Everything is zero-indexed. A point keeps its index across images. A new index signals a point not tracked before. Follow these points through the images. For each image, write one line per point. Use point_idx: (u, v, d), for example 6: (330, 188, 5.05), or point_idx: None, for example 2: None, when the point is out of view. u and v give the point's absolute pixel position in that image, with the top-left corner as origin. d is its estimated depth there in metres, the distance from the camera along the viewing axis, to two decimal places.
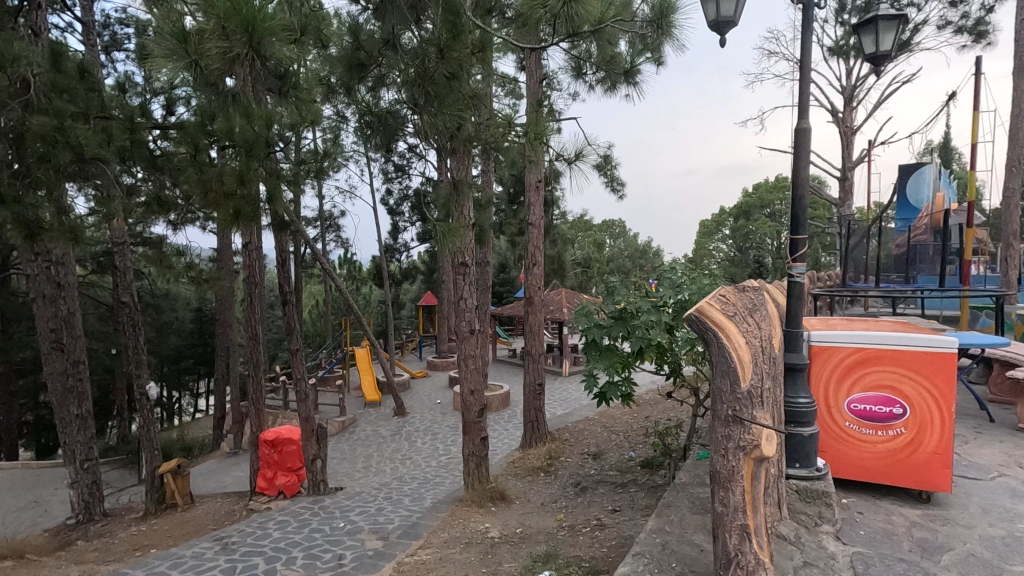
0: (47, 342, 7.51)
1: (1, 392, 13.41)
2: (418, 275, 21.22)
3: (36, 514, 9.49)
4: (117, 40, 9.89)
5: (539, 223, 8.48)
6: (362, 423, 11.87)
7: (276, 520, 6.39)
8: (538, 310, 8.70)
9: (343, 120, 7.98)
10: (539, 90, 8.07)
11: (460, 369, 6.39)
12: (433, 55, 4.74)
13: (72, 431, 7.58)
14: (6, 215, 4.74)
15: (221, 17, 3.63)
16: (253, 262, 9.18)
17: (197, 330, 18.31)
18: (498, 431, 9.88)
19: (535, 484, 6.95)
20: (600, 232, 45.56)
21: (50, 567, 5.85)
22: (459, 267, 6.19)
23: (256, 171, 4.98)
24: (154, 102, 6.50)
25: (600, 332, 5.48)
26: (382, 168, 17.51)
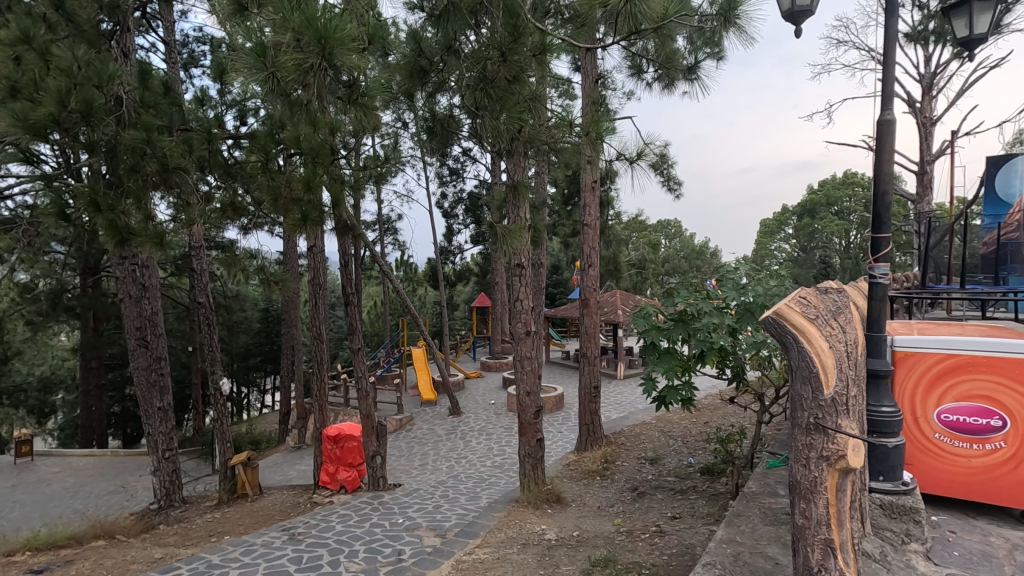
0: (132, 339, 8.04)
1: (91, 385, 14.53)
2: (472, 276, 21.46)
3: (123, 498, 10.25)
4: (194, 57, 10.58)
5: (595, 223, 8.37)
6: (419, 421, 12.10)
7: (339, 513, 6.61)
8: (593, 312, 8.57)
9: (403, 126, 8.20)
10: (594, 90, 7.99)
11: (516, 369, 6.38)
12: (495, 58, 4.82)
13: (154, 423, 8.11)
14: (101, 221, 4.98)
15: (296, 31, 3.83)
16: (317, 263, 9.56)
17: (265, 329, 19.26)
18: (554, 433, 9.83)
19: (592, 487, 6.89)
20: (654, 232, 44.59)
21: (136, 548, 6.30)
22: (516, 268, 6.20)
23: (321, 177, 5.21)
24: (227, 114, 6.88)
25: (659, 334, 5.34)
26: (437, 171, 17.85)
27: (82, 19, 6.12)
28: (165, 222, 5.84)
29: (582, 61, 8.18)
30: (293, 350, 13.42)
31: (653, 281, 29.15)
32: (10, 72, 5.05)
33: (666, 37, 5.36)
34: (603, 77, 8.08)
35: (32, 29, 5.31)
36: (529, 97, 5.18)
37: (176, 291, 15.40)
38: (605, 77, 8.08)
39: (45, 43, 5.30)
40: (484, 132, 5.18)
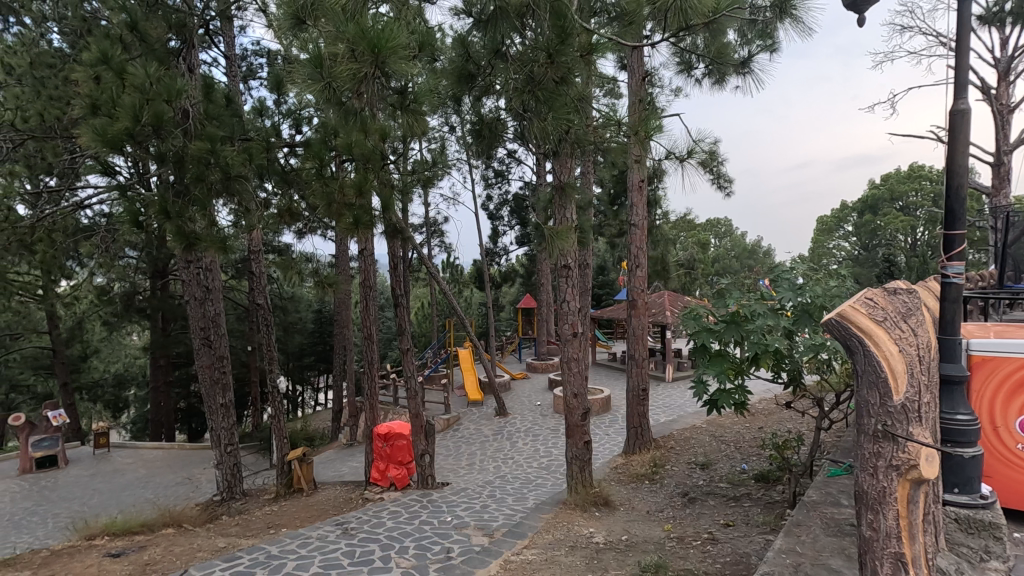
0: (197, 338, 8.49)
1: (160, 382, 15.43)
2: (517, 277, 21.55)
3: (189, 490, 10.84)
4: (253, 70, 11.09)
5: (643, 223, 8.24)
6: (466, 421, 12.25)
7: (389, 510, 6.77)
8: (642, 313, 8.42)
9: (450, 129, 8.32)
10: (641, 88, 7.87)
11: (563, 370, 6.34)
12: (542, 60, 4.84)
13: (217, 419, 8.55)
14: (171, 228, 5.30)
15: (351, 41, 3.96)
16: (368, 266, 9.82)
17: (318, 330, 19.94)
18: (601, 436, 9.74)
19: (640, 492, 6.78)
20: (702, 230, 43.47)
21: (202, 537, 6.65)
22: (562, 269, 6.17)
23: (372, 182, 5.37)
24: (283, 123, 7.17)
25: (710, 336, 5.20)
26: (483, 174, 18.04)
27: (153, 38, 6.53)
28: (228, 228, 6.15)
29: (628, 59, 8.07)
30: (344, 350, 13.84)
31: (701, 281, 28.44)
32: (92, 91, 5.45)
33: (716, 31, 5.23)
34: (650, 75, 7.95)
35: (110, 50, 5.70)
36: (577, 98, 5.17)
37: (236, 293, 16.16)
38: (652, 75, 7.95)
39: (121, 61, 5.69)
40: (532, 134, 5.22)
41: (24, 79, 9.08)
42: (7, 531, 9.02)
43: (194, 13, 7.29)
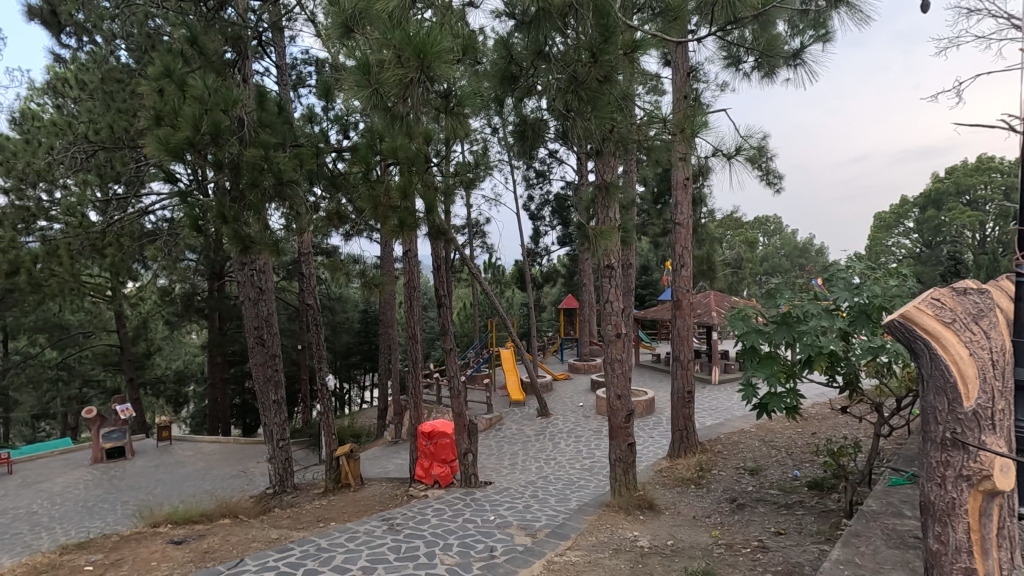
0: (252, 337, 8.86)
1: (217, 378, 16.17)
2: (559, 277, 21.45)
3: (244, 482, 11.32)
4: (302, 78, 11.49)
5: (688, 222, 8.05)
6: (508, 421, 12.30)
7: (434, 507, 6.87)
8: (687, 314, 8.21)
9: (492, 130, 8.38)
10: (686, 84, 7.70)
11: (606, 372, 6.25)
12: (586, 60, 4.82)
13: (270, 415, 8.90)
14: (227, 231, 5.57)
15: (397, 48, 4.04)
16: (412, 266, 9.99)
17: (364, 329, 20.45)
18: (645, 438, 9.60)
19: (686, 496, 6.64)
20: (750, 228, 42.11)
21: (257, 528, 6.93)
22: (605, 269, 6.11)
23: (416, 184, 5.47)
24: (331, 128, 7.39)
25: (760, 337, 5.05)
26: (524, 174, 18.06)
27: (211, 51, 6.85)
28: (280, 231, 6.40)
29: (672, 54, 7.91)
30: (389, 349, 14.14)
31: (749, 281, 27.55)
32: (157, 103, 5.78)
33: (765, 23, 5.07)
34: (695, 70, 7.75)
35: (172, 64, 6.03)
36: (621, 97, 5.11)
37: (287, 294, 16.76)
38: (697, 70, 7.75)
39: (183, 74, 6.00)
40: (575, 134, 5.20)
41: (96, 94, 9.71)
42: (82, 516, 9.65)
43: (247, 25, 7.60)
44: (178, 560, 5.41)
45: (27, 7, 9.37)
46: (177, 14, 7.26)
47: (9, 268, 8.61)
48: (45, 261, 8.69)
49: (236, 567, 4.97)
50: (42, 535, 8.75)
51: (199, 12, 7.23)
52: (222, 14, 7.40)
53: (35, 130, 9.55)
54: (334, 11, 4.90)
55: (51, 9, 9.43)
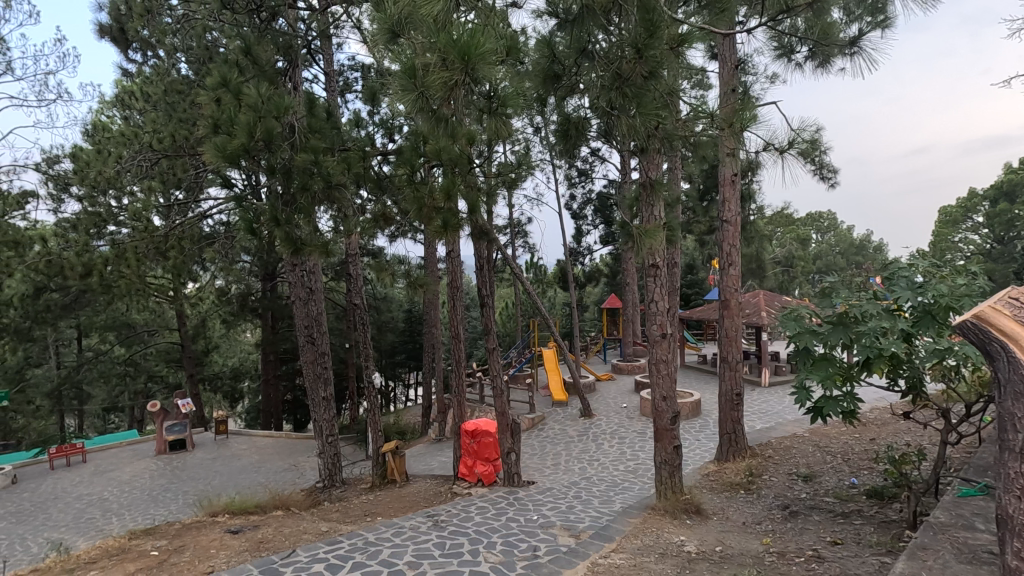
0: (302, 335, 9.18)
1: (270, 375, 16.82)
2: (602, 277, 21.23)
3: (295, 476, 11.73)
4: (348, 83, 11.82)
5: (735, 219, 7.81)
6: (551, 421, 12.28)
7: (477, 505, 6.93)
8: (735, 314, 7.98)
9: (534, 129, 8.37)
10: (733, 77, 7.47)
11: (651, 373, 6.13)
12: (630, 56, 4.74)
13: (320, 411, 9.19)
14: (280, 234, 5.80)
15: (442, 51, 4.10)
16: (455, 266, 10.10)
17: (408, 328, 20.84)
18: (691, 441, 9.39)
19: (735, 501, 6.45)
20: (802, 225, 40.49)
21: (308, 520, 7.18)
22: (650, 268, 6.00)
23: (459, 185, 5.54)
24: (376, 132, 7.55)
25: (813, 338, 4.86)
26: (566, 173, 17.99)
27: (263, 60, 7.12)
28: (328, 233, 6.59)
29: (718, 47, 7.69)
30: (433, 348, 14.34)
31: (801, 280, 26.51)
32: (215, 112, 6.07)
33: (820, 10, 4.87)
34: (743, 62, 7.51)
35: (229, 74, 6.32)
36: (666, 92, 5.02)
37: (335, 294, 17.27)
38: (746, 62, 7.50)
39: (238, 84, 6.27)
40: (619, 131, 5.12)
41: (159, 105, 10.28)
42: (148, 504, 10.22)
43: (298, 34, 7.89)
44: (235, 549, 5.66)
45: (99, 26, 10.01)
46: (233, 27, 7.61)
47: (83, 270, 9.24)
48: (114, 264, 9.29)
49: (289, 557, 5.15)
50: (112, 521, 9.33)
51: (253, 24, 7.56)
52: (274, 25, 7.70)
53: (105, 140, 10.20)
54: (380, 17, 5.01)
55: (120, 27, 10.04)
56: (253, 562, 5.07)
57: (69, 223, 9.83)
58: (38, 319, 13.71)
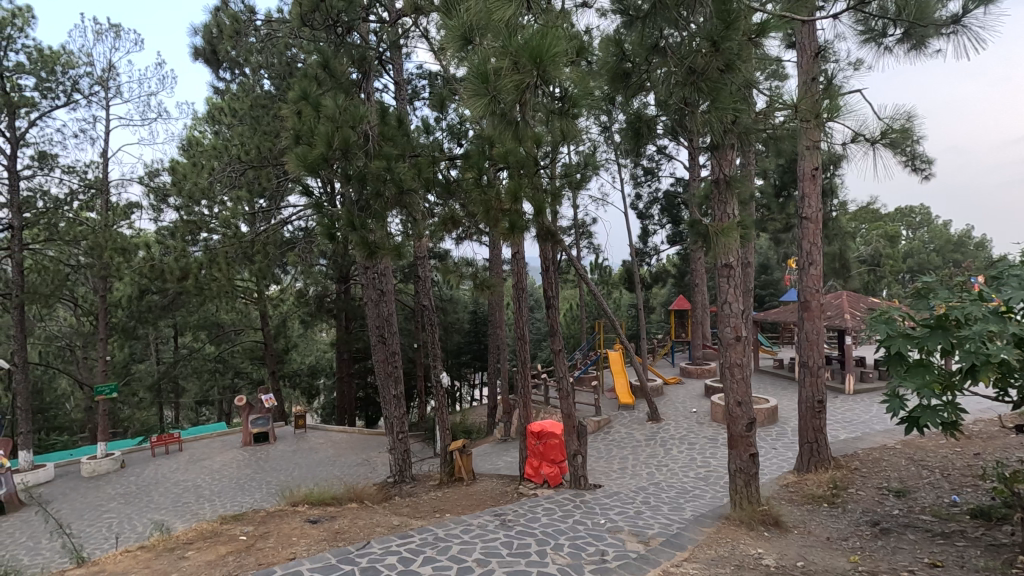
0: (374, 335, 9.54)
1: (343, 373, 17.59)
2: (669, 277, 20.65)
3: (367, 470, 12.21)
4: (417, 91, 12.18)
5: (816, 215, 7.35)
6: (617, 424, 12.09)
7: (544, 506, 6.94)
8: (816, 317, 7.53)
9: (601, 128, 8.27)
10: (814, 66, 7.07)
11: (723, 378, 5.87)
12: (705, 50, 4.56)
13: (391, 408, 9.50)
14: (356, 238, 6.06)
15: (515, 54, 4.14)
16: (520, 268, 10.13)
17: (473, 329, 21.16)
18: (767, 449, 8.95)
19: (818, 515, 6.09)
20: (891, 221, 37.58)
21: (381, 514, 7.45)
22: (724, 268, 5.76)
23: (526, 187, 5.55)
24: (444, 137, 7.73)
25: (908, 342, 4.50)
26: (631, 172, 17.67)
27: (339, 72, 7.46)
28: (399, 236, 6.81)
29: (796, 35, 7.30)
30: (498, 349, 14.48)
31: (889, 280, 24.61)
32: (297, 123, 6.41)
33: None
34: (825, 50, 7.08)
35: (308, 88, 6.70)
36: (742, 84, 4.83)
37: (404, 295, 17.83)
38: (827, 50, 7.08)
39: (317, 96, 6.60)
40: (693, 127, 4.95)
41: (245, 119, 11.02)
42: (235, 492, 10.97)
43: (370, 47, 8.24)
44: (315, 538, 5.96)
45: (194, 50, 10.89)
46: (312, 42, 8.04)
47: (181, 273, 10.08)
48: (207, 267, 10.05)
49: (364, 548, 5.36)
50: (205, 506, 10.08)
51: (330, 39, 7.95)
52: (349, 39, 8.07)
53: (199, 154, 11.06)
54: (451, 24, 5.11)
55: (212, 49, 10.84)
56: (331, 550, 5.32)
57: (168, 231, 10.75)
58: (142, 319, 15.05)
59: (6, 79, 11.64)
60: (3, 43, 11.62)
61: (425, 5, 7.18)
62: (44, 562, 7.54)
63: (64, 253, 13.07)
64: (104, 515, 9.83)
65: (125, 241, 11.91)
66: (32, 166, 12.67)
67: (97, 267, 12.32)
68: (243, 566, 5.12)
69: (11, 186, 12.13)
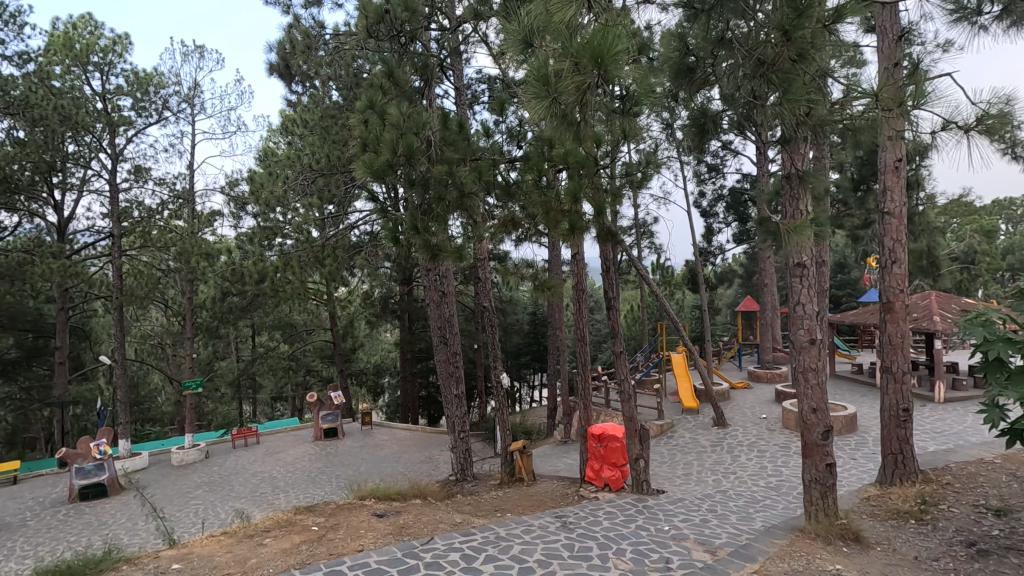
0: (436, 336, 9.76)
1: (406, 372, 18.09)
2: (736, 277, 19.85)
3: (430, 468, 12.50)
4: (476, 95, 12.37)
5: (900, 210, 6.84)
6: (681, 429, 11.76)
7: (605, 510, 6.86)
8: (901, 319, 7.01)
9: (663, 125, 8.07)
10: (897, 49, 6.58)
11: (797, 383, 5.56)
12: (774, 40, 4.37)
13: (452, 408, 9.66)
14: (419, 242, 6.25)
15: (575, 55, 4.14)
16: (580, 269, 10.03)
17: (533, 331, 21.22)
18: (846, 460, 8.42)
19: (904, 532, 5.68)
20: (988, 215, 34.35)
21: (444, 511, 7.60)
22: (796, 267, 5.46)
23: (585, 187, 5.51)
24: (503, 139, 7.80)
25: (1008, 347, 4.11)
26: (695, 169, 17.15)
27: (403, 80, 7.68)
28: (460, 238, 6.93)
29: (876, 18, 6.83)
30: (558, 350, 14.43)
31: (987, 279, 22.51)
32: (363, 132, 6.68)
33: None
34: (910, 32, 6.58)
35: (374, 97, 6.95)
36: (816, 73, 4.56)
37: (465, 297, 18.14)
38: (913, 32, 6.57)
39: (382, 105, 6.84)
40: (762, 120, 4.75)
41: (315, 129, 11.55)
42: (307, 485, 11.53)
43: (432, 55, 8.45)
44: (381, 531, 6.16)
45: (270, 66, 11.57)
46: (377, 53, 8.34)
47: (258, 277, 10.73)
48: (282, 271, 10.64)
49: (427, 544, 5.50)
50: (280, 496, 10.66)
51: (394, 48, 8.21)
52: (412, 47, 8.31)
53: (274, 164, 11.74)
54: (512, 28, 5.15)
55: (286, 64, 11.48)
56: (397, 544, 5.49)
57: (248, 237, 11.48)
58: (224, 319, 16.12)
59: (108, 101, 12.84)
60: (106, 68, 12.82)
61: (485, 11, 7.28)
62: (141, 542, 8.24)
63: (156, 258, 14.22)
64: (191, 501, 10.61)
65: (208, 246, 12.80)
66: (129, 179, 13.88)
67: (185, 271, 13.32)
68: (315, 555, 5.37)
69: (112, 198, 13.34)
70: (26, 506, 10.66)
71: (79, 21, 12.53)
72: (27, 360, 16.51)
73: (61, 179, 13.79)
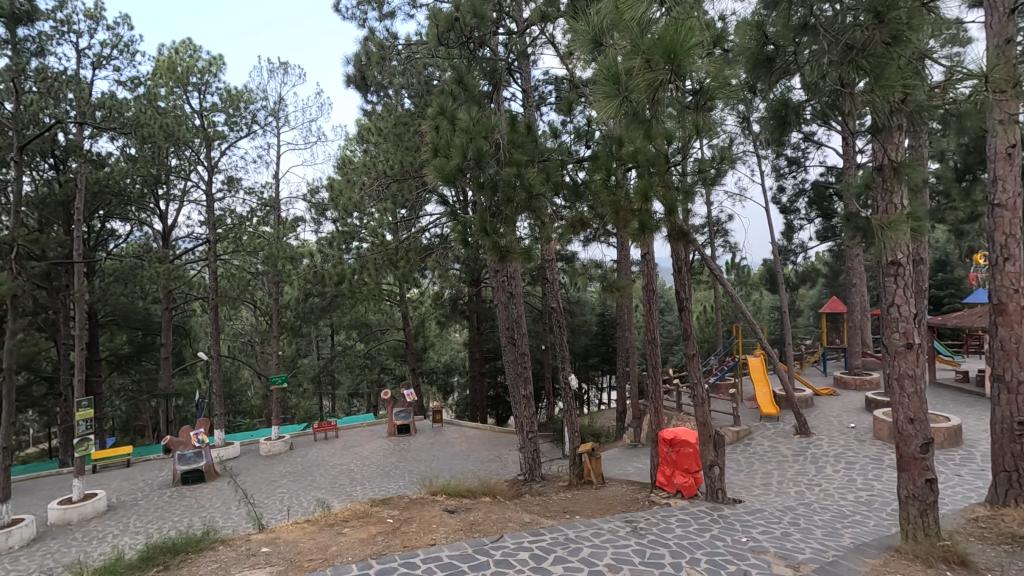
0: (504, 336, 9.85)
1: (475, 372, 18.39)
2: (820, 276, 18.65)
3: (498, 466, 12.64)
4: (543, 96, 12.40)
5: (1013, 201, 6.18)
6: (759, 435, 11.22)
7: (678, 517, 6.65)
8: (1015, 322, 6.31)
9: (738, 119, 7.75)
10: (1009, 24, 5.95)
11: (891, 391, 5.13)
12: (865, 23, 4.09)
13: (521, 408, 9.71)
14: (488, 243, 6.35)
15: (647, 52, 4.10)
16: (650, 269, 9.78)
17: (602, 332, 20.95)
18: (949, 476, 7.69)
19: (1019, 559, 5.12)
20: None
21: (513, 510, 7.66)
22: (888, 266, 5.04)
23: (655, 185, 5.39)
24: (571, 140, 7.76)
25: None
26: (773, 163, 16.30)
27: (472, 84, 7.82)
28: (528, 239, 6.97)
29: None
30: (627, 351, 14.16)
31: None
32: (434, 137, 6.88)
33: None
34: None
35: (445, 103, 7.13)
36: (912, 57, 4.24)
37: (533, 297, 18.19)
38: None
39: (452, 110, 7.01)
40: (850, 109, 4.45)
41: (389, 136, 12.02)
42: (382, 478, 12.00)
43: (500, 59, 8.56)
44: (452, 527, 6.31)
45: (347, 78, 12.17)
46: (446, 59, 8.55)
47: (337, 278, 11.32)
48: (359, 273, 11.15)
49: (498, 542, 5.57)
50: (357, 489, 11.15)
51: (463, 55, 8.37)
52: (480, 53, 8.45)
53: (352, 171, 12.32)
54: (581, 28, 5.13)
55: (361, 76, 12.02)
56: (468, 541, 5.60)
57: (327, 241, 12.12)
58: (306, 319, 17.09)
59: (205, 118, 13.98)
60: (203, 88, 13.97)
61: (553, 12, 7.28)
62: (234, 526, 8.90)
63: (246, 262, 15.30)
64: (278, 489, 11.35)
65: (292, 250, 13.66)
66: (223, 189, 15.04)
67: (272, 273, 14.26)
68: (390, 546, 5.57)
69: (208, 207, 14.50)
70: (137, 488, 11.80)
71: (181, 46, 13.76)
72: (137, 355, 18.24)
73: (166, 190, 15.15)
